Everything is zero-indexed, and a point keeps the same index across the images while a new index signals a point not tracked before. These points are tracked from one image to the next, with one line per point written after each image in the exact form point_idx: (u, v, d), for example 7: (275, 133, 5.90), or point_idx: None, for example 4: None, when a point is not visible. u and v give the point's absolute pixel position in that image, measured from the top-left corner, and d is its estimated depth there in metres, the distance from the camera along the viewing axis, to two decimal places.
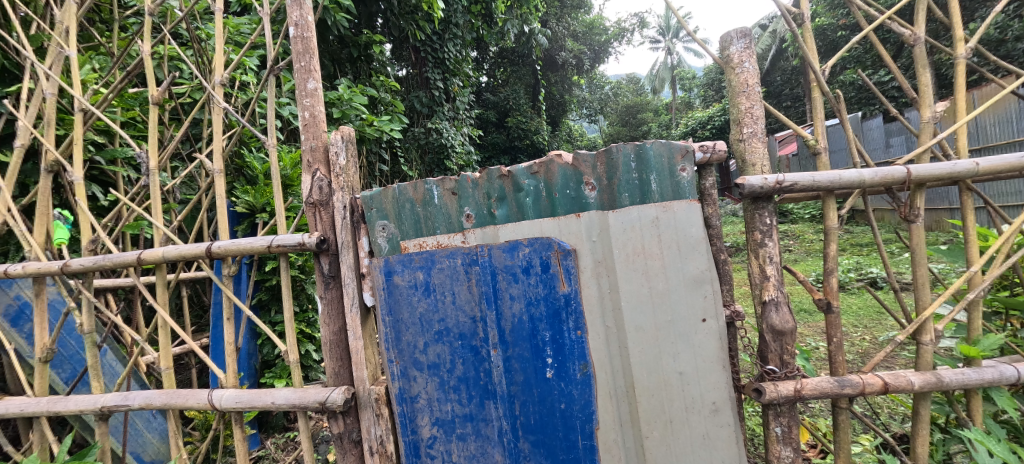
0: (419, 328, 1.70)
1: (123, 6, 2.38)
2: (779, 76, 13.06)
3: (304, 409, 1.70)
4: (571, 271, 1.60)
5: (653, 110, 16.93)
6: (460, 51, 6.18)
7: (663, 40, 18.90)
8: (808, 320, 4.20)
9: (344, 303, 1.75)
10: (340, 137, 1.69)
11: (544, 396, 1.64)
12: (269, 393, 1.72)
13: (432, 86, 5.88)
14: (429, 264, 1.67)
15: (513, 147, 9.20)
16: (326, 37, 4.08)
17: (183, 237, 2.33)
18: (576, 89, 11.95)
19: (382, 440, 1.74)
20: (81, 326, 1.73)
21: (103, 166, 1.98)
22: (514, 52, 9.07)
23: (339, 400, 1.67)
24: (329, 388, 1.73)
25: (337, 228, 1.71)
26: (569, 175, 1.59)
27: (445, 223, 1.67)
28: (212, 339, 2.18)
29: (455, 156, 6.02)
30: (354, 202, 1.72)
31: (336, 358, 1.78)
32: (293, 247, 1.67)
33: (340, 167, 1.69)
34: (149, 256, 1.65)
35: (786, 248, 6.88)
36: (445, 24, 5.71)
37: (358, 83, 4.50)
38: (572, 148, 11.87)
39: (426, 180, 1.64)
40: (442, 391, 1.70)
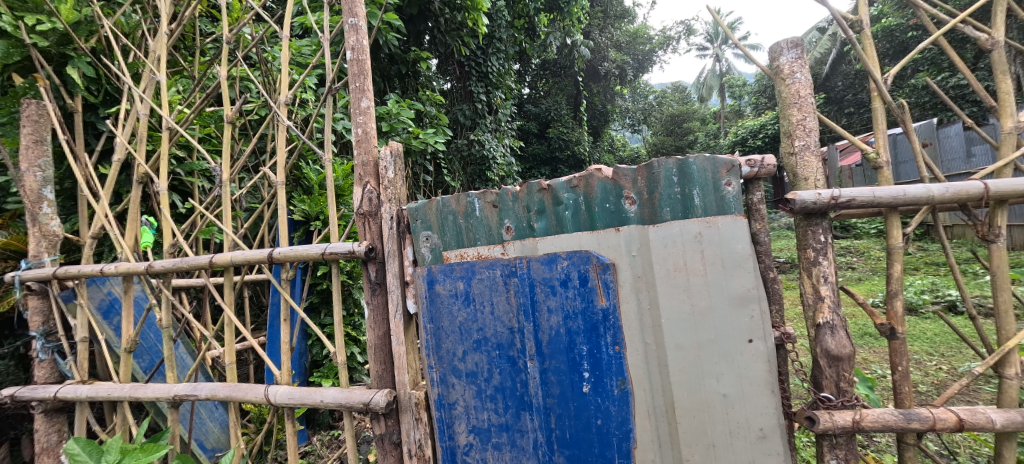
0: (459, 336, 1.74)
1: (204, 33, 2.65)
2: (841, 81, 12.19)
3: (349, 409, 1.79)
4: (610, 285, 1.60)
5: (701, 121, 16.43)
6: (503, 64, 6.28)
7: (711, 47, 18.34)
8: (870, 345, 3.88)
9: (389, 309, 1.83)
10: (389, 152, 1.79)
11: (580, 410, 1.63)
12: (318, 391, 1.83)
13: (476, 99, 6.01)
14: (469, 274, 1.72)
15: (554, 158, 9.21)
16: (378, 55, 4.36)
17: (249, 243, 2.53)
18: (620, 100, 11.77)
19: (421, 445, 1.78)
20: (160, 321, 1.91)
21: (182, 177, 2.19)
22: (557, 63, 9.15)
23: (381, 403, 1.75)
24: (373, 390, 1.81)
25: (384, 238, 1.79)
26: (609, 189, 1.59)
27: (486, 234, 1.71)
28: (269, 338, 2.33)
29: (497, 168, 6.11)
30: (401, 213, 1.80)
31: (379, 362, 1.86)
32: (345, 255, 1.77)
33: (389, 180, 1.78)
34: (219, 259, 1.79)
35: (848, 265, 6.39)
36: (488, 39, 5.87)
37: (405, 98, 4.70)
38: (613, 159, 11.69)
39: (468, 193, 1.69)
40: (480, 399, 1.73)
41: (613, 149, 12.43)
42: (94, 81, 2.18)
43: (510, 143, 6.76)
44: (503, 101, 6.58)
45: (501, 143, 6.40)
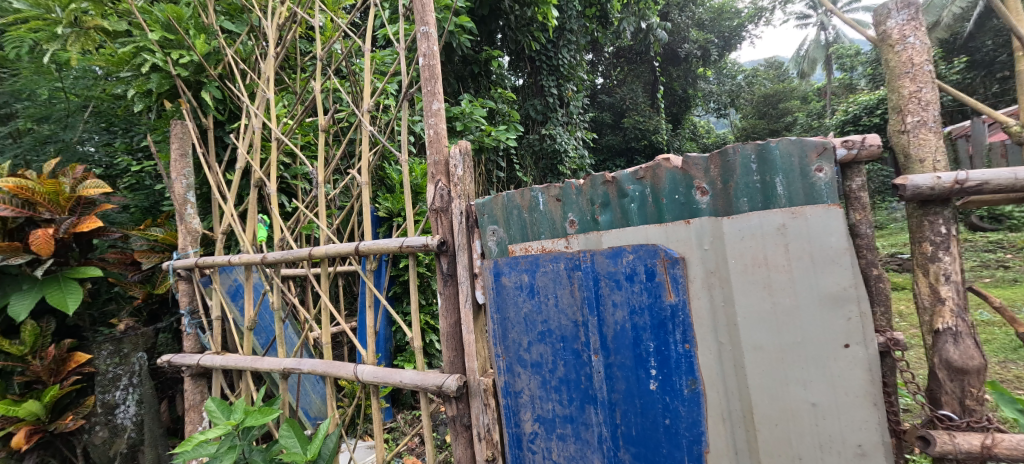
0: (523, 327, 1.82)
1: (305, 52, 2.99)
2: (992, 39, 9.39)
3: (425, 390, 1.96)
4: (679, 280, 1.53)
5: (801, 99, 15.05)
6: (575, 55, 6.30)
7: (815, 15, 16.45)
8: (1007, 355, 3.27)
9: (459, 299, 1.97)
10: (458, 151, 1.88)
11: (647, 408, 1.60)
12: (397, 372, 2.02)
13: (547, 93, 5.99)
14: (534, 267, 1.78)
15: (630, 148, 9.54)
16: (452, 58, 4.68)
17: (343, 237, 2.82)
18: (702, 82, 11.05)
19: (489, 428, 1.91)
20: (273, 304, 2.22)
21: (289, 180, 2.59)
22: (632, 50, 9.24)
23: (451, 386, 1.90)
24: (445, 375, 1.97)
25: (454, 232, 1.93)
26: (678, 179, 1.52)
27: (549, 228, 1.76)
28: (359, 324, 2.59)
29: (568, 161, 6.00)
30: (469, 208, 1.93)
31: (451, 349, 2.00)
32: (419, 248, 1.92)
33: (458, 177, 1.89)
34: (316, 251, 2.04)
35: (994, 262, 5.33)
36: (560, 32, 5.81)
37: (478, 97, 4.97)
38: (696, 146, 11.07)
39: (531, 188, 1.75)
40: (544, 390, 1.79)
41: (698, 136, 11.75)
42: (223, 103, 2.69)
43: (584, 135, 6.65)
44: (574, 93, 6.48)
45: (572, 135, 6.25)
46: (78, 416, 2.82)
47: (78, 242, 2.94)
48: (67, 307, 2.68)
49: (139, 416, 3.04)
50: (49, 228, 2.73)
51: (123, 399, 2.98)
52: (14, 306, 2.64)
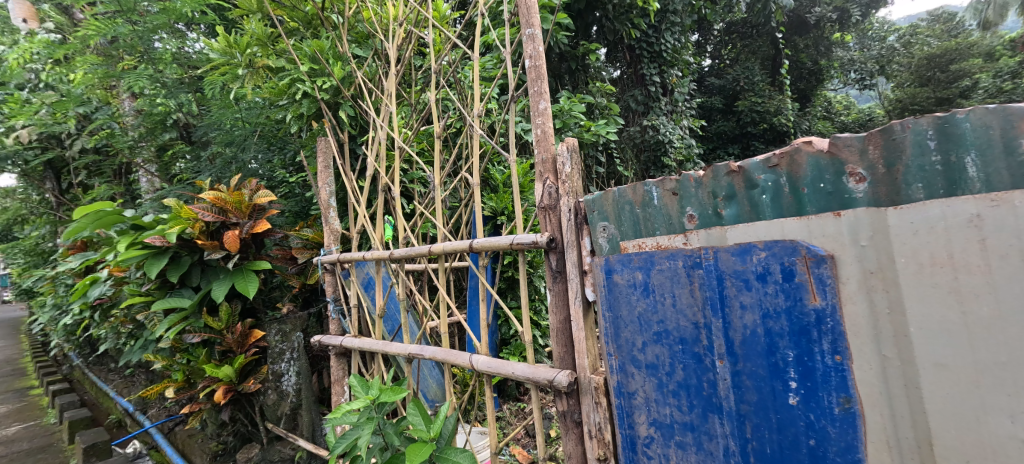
0: (637, 327, 1.81)
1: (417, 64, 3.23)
2: None
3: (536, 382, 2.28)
4: (826, 281, 1.33)
5: (986, 56, 12.40)
6: (678, 38, 7.93)
7: None
8: None
9: (569, 295, 2.17)
10: (564, 149, 2.08)
11: (784, 424, 1.43)
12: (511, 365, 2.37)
13: (647, 82, 7.81)
14: (648, 265, 1.77)
15: (744, 133, 11.09)
16: (553, 55, 5.89)
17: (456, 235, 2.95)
18: (836, 52, 12.52)
19: (600, 427, 2.05)
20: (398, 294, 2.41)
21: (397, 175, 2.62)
22: (742, 27, 11.79)
23: (563, 382, 2.10)
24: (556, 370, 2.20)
25: (564, 229, 2.13)
26: (823, 165, 1.33)
27: (664, 224, 1.74)
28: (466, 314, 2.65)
29: (670, 152, 7.72)
30: (578, 205, 2.13)
31: (562, 344, 2.24)
32: (530, 244, 2.27)
33: (568, 175, 2.05)
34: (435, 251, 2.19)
35: None
36: (662, 17, 7.56)
37: (575, 91, 6.06)
38: (829, 122, 12.38)
39: (644, 182, 1.76)
40: (661, 393, 1.75)
41: (828, 111, 12.79)
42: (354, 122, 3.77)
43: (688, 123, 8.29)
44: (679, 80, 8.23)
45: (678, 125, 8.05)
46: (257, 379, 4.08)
47: (253, 241, 4.14)
48: (249, 290, 3.85)
49: (298, 385, 4.02)
50: (237, 229, 3.94)
51: (287, 369, 3.96)
52: (216, 289, 3.88)
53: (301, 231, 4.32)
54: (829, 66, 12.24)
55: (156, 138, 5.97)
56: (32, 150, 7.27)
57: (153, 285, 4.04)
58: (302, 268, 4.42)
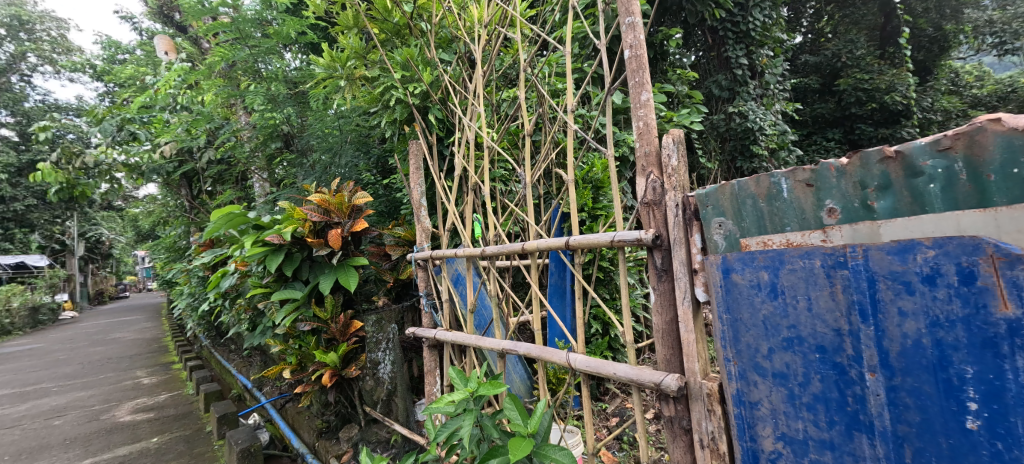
0: (762, 332, 1.66)
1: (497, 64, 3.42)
2: None
3: (640, 385, 2.21)
4: (1020, 286, 1.15)
5: None
6: (768, 17, 7.67)
7: None
8: None
9: (677, 295, 2.12)
10: (672, 140, 2.12)
11: (958, 449, 1.27)
12: (613, 365, 2.38)
13: (735, 66, 7.62)
14: (776, 264, 1.61)
15: (846, 115, 10.22)
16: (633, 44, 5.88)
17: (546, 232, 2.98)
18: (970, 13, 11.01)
19: (713, 437, 1.97)
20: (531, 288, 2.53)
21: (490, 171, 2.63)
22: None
23: (671, 386, 2.06)
24: (663, 373, 2.15)
25: (671, 225, 2.11)
26: (1015, 148, 1.17)
27: (797, 219, 1.58)
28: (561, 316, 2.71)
29: (762, 140, 7.52)
30: (687, 200, 2.10)
31: (669, 346, 2.20)
32: (634, 241, 2.22)
33: (674, 168, 2.11)
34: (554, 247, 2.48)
35: None
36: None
37: (655, 80, 5.99)
38: (960, 98, 10.93)
39: (772, 173, 1.60)
40: (792, 406, 1.60)
41: (956, 83, 11.39)
42: (441, 124, 4.41)
43: (781, 107, 8.06)
44: (770, 60, 7.95)
45: (769, 110, 7.80)
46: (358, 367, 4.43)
47: (353, 239, 4.57)
48: (351, 285, 4.20)
49: (394, 371, 4.37)
50: (339, 229, 4.29)
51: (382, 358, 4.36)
52: (324, 282, 4.31)
53: (394, 229, 4.72)
54: (956, 31, 10.84)
55: (269, 147, 6.75)
56: (172, 162, 8.52)
57: (270, 278, 4.54)
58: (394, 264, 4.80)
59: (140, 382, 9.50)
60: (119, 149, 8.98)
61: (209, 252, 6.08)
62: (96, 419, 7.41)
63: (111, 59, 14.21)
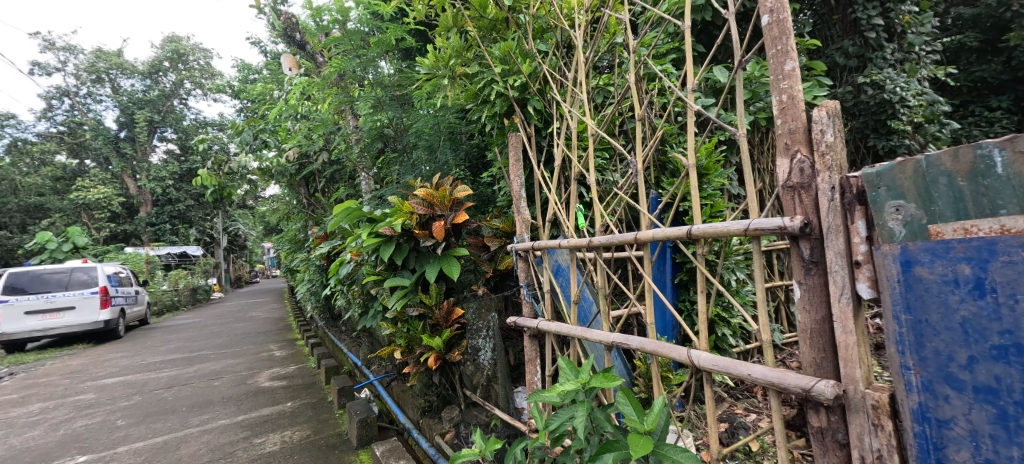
0: (962, 336, 1.48)
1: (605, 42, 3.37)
2: None
3: (783, 389, 1.99)
4: None
5: None
6: None
7: None
8: None
9: (832, 292, 1.88)
10: (825, 113, 1.88)
11: None
12: (746, 365, 2.20)
13: (867, 29, 6.68)
14: (984, 257, 1.42)
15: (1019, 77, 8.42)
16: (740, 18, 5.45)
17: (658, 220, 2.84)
18: None
19: (881, 455, 1.72)
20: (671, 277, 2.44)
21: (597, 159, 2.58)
22: None
23: (826, 393, 1.83)
24: (811, 378, 1.92)
25: (825, 211, 1.87)
26: None
27: (1016, 198, 1.37)
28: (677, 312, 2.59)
29: (907, 109, 6.33)
30: (844, 181, 1.83)
31: (817, 348, 1.96)
32: (775, 229, 1.99)
33: (828, 145, 1.87)
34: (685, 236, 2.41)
35: None
36: None
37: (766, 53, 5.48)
38: None
39: (981, 147, 1.40)
40: (1004, 426, 1.41)
41: None
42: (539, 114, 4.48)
43: (929, 72, 6.91)
44: (914, 17, 6.82)
45: (913, 77, 6.59)
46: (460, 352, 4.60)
47: (454, 231, 4.74)
48: (453, 273, 4.36)
49: (494, 358, 4.53)
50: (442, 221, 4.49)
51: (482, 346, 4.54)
52: (429, 270, 4.50)
53: (492, 221, 4.84)
54: None
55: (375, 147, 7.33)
56: (295, 165, 9.61)
57: (382, 267, 4.87)
58: (492, 255, 4.89)
59: (274, 355, 10.88)
60: (253, 155, 10.33)
61: (326, 244, 6.72)
62: (244, 383, 8.62)
63: (243, 79, 16.47)
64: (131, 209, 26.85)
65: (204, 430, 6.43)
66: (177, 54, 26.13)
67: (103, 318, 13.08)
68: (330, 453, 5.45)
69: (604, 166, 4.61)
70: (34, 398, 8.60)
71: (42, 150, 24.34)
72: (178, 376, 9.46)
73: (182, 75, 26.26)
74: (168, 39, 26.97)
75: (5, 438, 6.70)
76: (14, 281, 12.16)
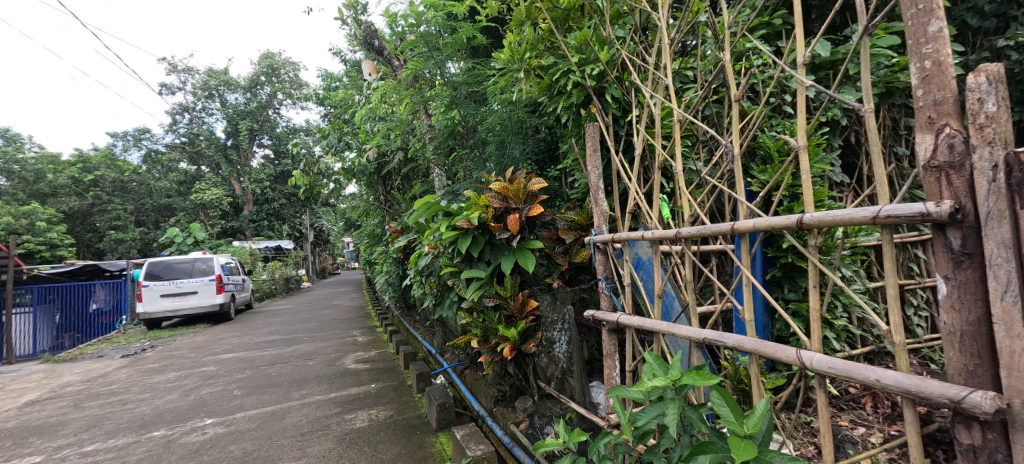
0: None
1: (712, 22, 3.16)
2: None
3: (926, 399, 1.70)
4: None
5: None
6: None
7: None
8: None
9: (991, 290, 1.61)
10: (984, 79, 1.60)
11: None
12: (874, 370, 1.86)
13: None
14: None
15: None
16: None
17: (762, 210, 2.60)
18: None
19: None
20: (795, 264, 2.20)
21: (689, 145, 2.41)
22: None
23: (983, 407, 1.57)
24: (962, 388, 1.65)
25: (983, 196, 1.61)
26: None
27: None
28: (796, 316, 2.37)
29: None
30: (1012, 159, 1.56)
31: (967, 354, 1.69)
32: (916, 216, 1.70)
33: (988, 116, 1.59)
34: (807, 221, 2.20)
35: None
36: None
37: None
38: None
39: None
40: None
41: None
42: (619, 103, 4.30)
43: None
44: None
45: None
46: (535, 344, 4.58)
47: (529, 225, 4.71)
48: (529, 265, 4.33)
49: (569, 351, 4.28)
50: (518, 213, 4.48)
51: (559, 337, 4.36)
52: (505, 263, 4.49)
53: (566, 213, 4.69)
54: None
55: (445, 145, 7.51)
56: (373, 164, 10.12)
57: (459, 258, 4.94)
58: (567, 248, 4.73)
59: (358, 339, 11.65)
60: (336, 157, 11.04)
61: (403, 237, 6.97)
62: (333, 364, 9.31)
63: (325, 88, 17.68)
64: (237, 207, 30.00)
65: (303, 404, 7.03)
66: (272, 69, 28.85)
67: (219, 302, 14.73)
68: (412, 433, 5.72)
69: (686, 153, 4.25)
70: (169, 368, 9.93)
71: (169, 159, 28.01)
72: (279, 356, 10.43)
73: (275, 87, 28.89)
74: (265, 55, 29.77)
75: (149, 399, 7.80)
76: (150, 268, 13.95)
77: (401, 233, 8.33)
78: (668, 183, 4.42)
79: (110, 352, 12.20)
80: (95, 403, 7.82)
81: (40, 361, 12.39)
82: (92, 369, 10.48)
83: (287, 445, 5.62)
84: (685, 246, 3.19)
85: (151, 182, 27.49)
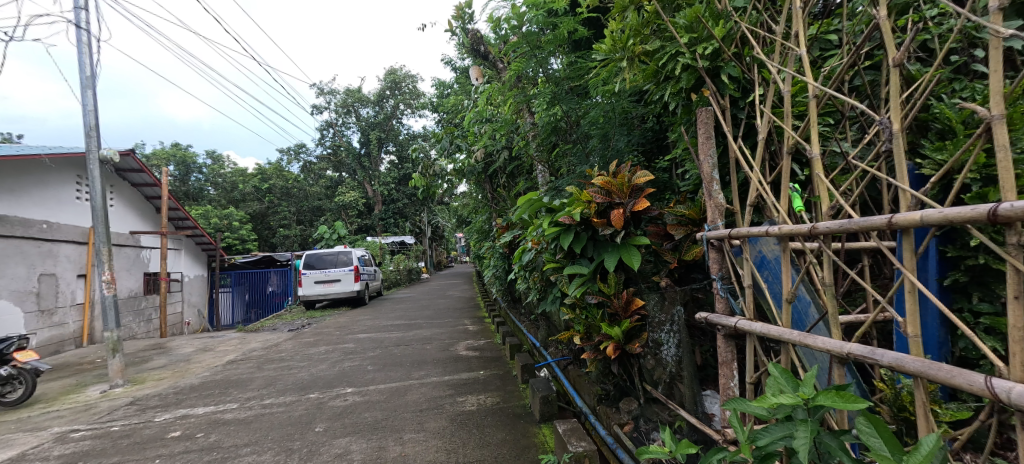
0: None
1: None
2: None
3: None
4: None
5: None
6: None
7: None
8: None
9: None
10: None
11: None
12: None
13: None
14: None
15: None
16: None
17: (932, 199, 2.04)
18: None
19: None
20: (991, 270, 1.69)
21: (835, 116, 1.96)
22: None
23: None
24: None
25: None
26: None
27: None
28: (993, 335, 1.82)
29: None
30: None
31: None
32: None
33: None
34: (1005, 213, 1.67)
35: None
36: None
37: None
38: None
39: None
40: None
41: None
42: (739, 82, 3.76)
43: None
44: None
45: None
46: (641, 344, 4.22)
47: (633, 219, 4.36)
48: (634, 262, 3.98)
49: (679, 355, 3.94)
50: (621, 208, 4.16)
51: (667, 339, 4.02)
52: (608, 260, 4.19)
53: (675, 207, 4.20)
54: None
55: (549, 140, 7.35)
56: (482, 163, 10.33)
57: (561, 254, 4.75)
58: (676, 244, 4.30)
59: (468, 328, 12.07)
60: (449, 159, 11.52)
61: (508, 233, 6.96)
62: (446, 349, 9.72)
63: (439, 96, 18.56)
64: (368, 207, 33.18)
65: (421, 383, 7.40)
66: (394, 83, 31.26)
67: (357, 288, 16.23)
68: (516, 421, 5.67)
69: (828, 134, 3.53)
70: (322, 342, 11.24)
71: (321, 169, 31.95)
72: (403, 338, 11.20)
73: (398, 99, 31.24)
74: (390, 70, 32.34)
75: (307, 366, 8.86)
76: (309, 259, 16.21)
77: (506, 229, 8.37)
78: (803, 169, 3.74)
79: (280, 326, 14.25)
80: (271, 366, 9.10)
81: (236, 330, 14.94)
82: (270, 339, 12.25)
83: (408, 418, 5.94)
84: (822, 243, 2.65)
85: (308, 187, 31.64)
